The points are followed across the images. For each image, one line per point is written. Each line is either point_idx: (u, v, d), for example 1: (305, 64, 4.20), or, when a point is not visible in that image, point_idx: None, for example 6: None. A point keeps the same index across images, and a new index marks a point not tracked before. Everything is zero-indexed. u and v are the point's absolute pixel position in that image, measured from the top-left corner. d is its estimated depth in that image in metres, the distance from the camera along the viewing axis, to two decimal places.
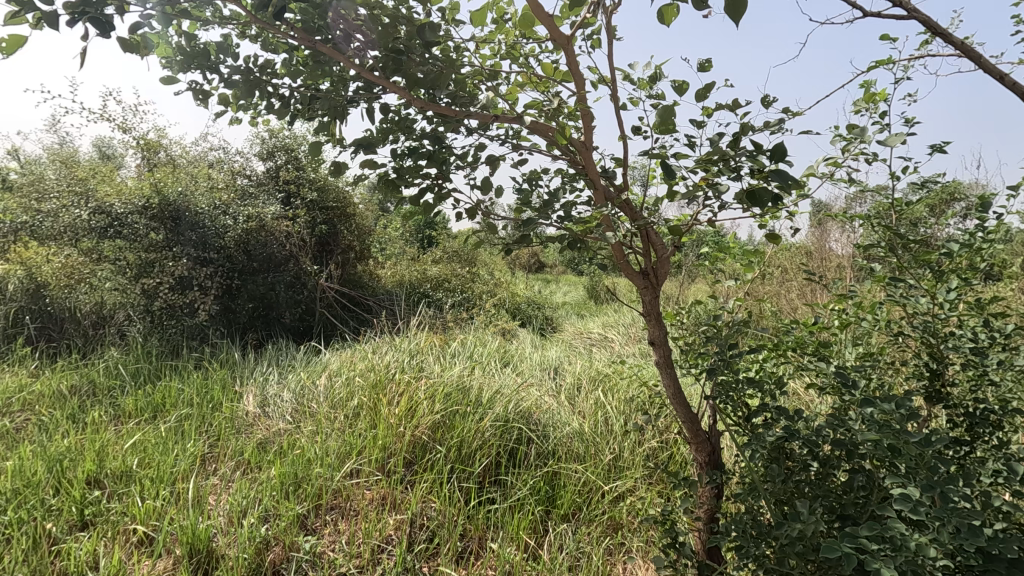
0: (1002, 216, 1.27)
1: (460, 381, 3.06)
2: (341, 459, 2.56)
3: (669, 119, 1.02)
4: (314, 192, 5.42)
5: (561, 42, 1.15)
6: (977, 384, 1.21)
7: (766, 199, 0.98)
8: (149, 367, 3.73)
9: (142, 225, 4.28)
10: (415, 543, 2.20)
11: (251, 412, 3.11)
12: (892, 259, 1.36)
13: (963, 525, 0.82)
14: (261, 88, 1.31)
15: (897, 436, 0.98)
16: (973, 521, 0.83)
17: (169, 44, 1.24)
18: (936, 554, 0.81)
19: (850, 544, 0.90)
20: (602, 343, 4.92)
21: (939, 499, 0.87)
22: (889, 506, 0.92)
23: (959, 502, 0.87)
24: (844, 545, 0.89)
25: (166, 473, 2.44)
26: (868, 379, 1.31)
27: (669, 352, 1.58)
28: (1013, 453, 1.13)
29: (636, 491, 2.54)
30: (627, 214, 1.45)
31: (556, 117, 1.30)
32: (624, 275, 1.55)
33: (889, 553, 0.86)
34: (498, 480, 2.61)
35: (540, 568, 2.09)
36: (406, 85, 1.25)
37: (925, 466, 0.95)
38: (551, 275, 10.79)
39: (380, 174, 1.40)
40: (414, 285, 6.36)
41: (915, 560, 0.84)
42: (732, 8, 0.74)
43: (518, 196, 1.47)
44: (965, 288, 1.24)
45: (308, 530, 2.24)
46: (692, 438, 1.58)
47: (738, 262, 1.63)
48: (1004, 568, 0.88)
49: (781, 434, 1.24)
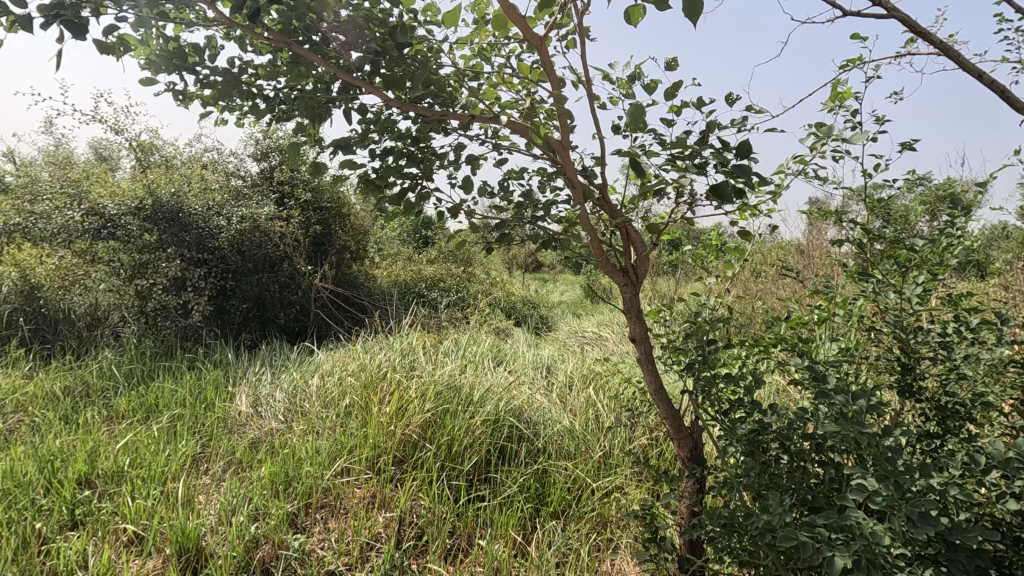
0: (972, 212, 1.29)
1: (450, 379, 3.08)
2: (332, 458, 2.58)
3: (638, 119, 1.04)
4: (308, 192, 5.45)
5: (535, 43, 1.16)
6: (948, 378, 1.23)
7: (732, 195, 1.01)
8: (142, 368, 3.74)
9: (135, 226, 4.29)
10: (404, 541, 2.22)
11: (244, 412, 3.12)
12: (865, 256, 1.38)
13: (915, 514, 0.86)
14: (241, 89, 1.32)
15: (859, 427, 1.01)
16: (925, 509, 0.87)
17: (150, 45, 1.25)
18: (889, 541, 0.85)
19: (808, 533, 0.95)
20: (597, 342, 4.93)
21: (895, 490, 0.91)
22: (850, 496, 0.96)
23: (917, 491, 0.89)
24: (801, 534, 0.95)
25: (158, 472, 2.46)
26: (842, 373, 1.33)
27: (649, 348, 1.60)
28: (981, 446, 1.15)
29: (626, 488, 2.56)
30: (606, 212, 1.46)
31: (533, 117, 1.31)
32: (604, 273, 1.56)
33: (846, 541, 0.90)
34: (488, 478, 2.63)
35: (528, 565, 2.10)
36: (383, 87, 1.26)
37: (882, 457, 0.98)
38: (549, 275, 10.77)
39: (361, 175, 1.41)
40: (409, 285, 6.37)
41: (873, 548, 0.87)
42: (689, 9, 0.76)
43: (499, 195, 1.48)
44: (934, 283, 1.26)
45: (297, 528, 2.25)
46: (675, 434, 1.59)
47: (719, 260, 1.65)
48: (961, 556, 0.90)
49: (754, 428, 1.26)
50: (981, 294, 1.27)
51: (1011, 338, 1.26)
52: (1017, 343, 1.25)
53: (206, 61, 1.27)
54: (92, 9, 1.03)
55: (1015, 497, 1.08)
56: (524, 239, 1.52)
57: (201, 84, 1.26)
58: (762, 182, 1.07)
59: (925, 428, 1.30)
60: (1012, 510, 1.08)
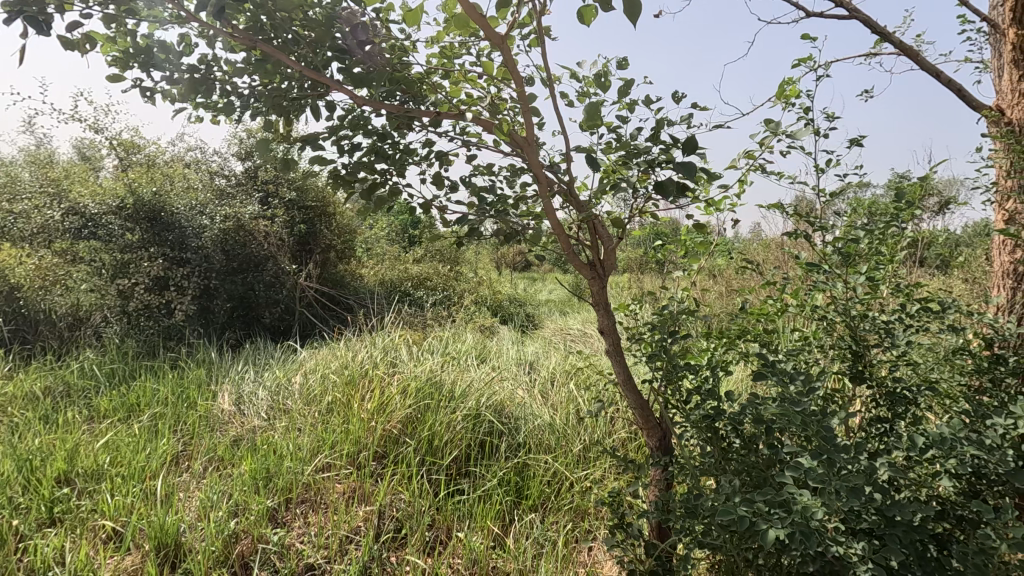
0: (917, 205, 1.35)
1: (431, 375, 3.09)
2: (313, 454, 2.60)
3: (594, 117, 1.08)
4: (292, 192, 5.46)
5: (497, 42, 1.18)
6: (896, 364, 1.30)
7: (677, 189, 1.07)
8: (124, 367, 3.72)
9: (117, 225, 4.28)
10: (384, 534, 2.24)
11: (226, 410, 3.12)
12: (820, 248, 1.44)
13: (843, 489, 0.95)
14: (210, 86, 1.33)
15: (799, 409, 1.07)
16: (853, 483, 0.95)
17: (115, 41, 1.26)
18: (819, 514, 0.94)
19: (746, 509, 1.04)
20: (581, 339, 4.96)
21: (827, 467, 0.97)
22: (787, 473, 1.04)
23: (846, 467, 0.97)
24: (740, 510, 1.04)
25: (137, 470, 2.47)
26: (797, 362, 1.39)
27: (618, 340, 1.63)
28: (924, 428, 1.21)
29: (605, 480, 2.59)
30: (573, 206, 1.49)
31: (498, 114, 1.34)
32: (572, 267, 1.59)
33: (783, 516, 0.98)
34: (468, 472, 2.65)
35: (505, 556, 2.13)
36: (351, 85, 1.29)
37: (822, 435, 1.04)
38: (539, 274, 10.73)
39: (332, 171, 1.44)
40: (395, 284, 6.38)
41: (807, 520, 0.95)
42: (629, 10, 0.80)
43: (470, 189, 1.51)
44: (879, 273, 1.32)
45: (278, 523, 2.27)
46: (643, 424, 1.62)
47: (685, 254, 1.71)
48: (898, 530, 0.97)
49: (713, 414, 1.31)
50: (927, 284, 1.34)
51: (954, 326, 1.32)
52: (959, 330, 1.32)
53: (178, 59, 1.25)
54: (55, 5, 1.05)
55: (953, 476, 1.14)
56: (493, 234, 1.55)
57: (168, 81, 1.25)
58: (712, 177, 1.12)
59: (877, 413, 1.36)
60: (950, 488, 1.14)
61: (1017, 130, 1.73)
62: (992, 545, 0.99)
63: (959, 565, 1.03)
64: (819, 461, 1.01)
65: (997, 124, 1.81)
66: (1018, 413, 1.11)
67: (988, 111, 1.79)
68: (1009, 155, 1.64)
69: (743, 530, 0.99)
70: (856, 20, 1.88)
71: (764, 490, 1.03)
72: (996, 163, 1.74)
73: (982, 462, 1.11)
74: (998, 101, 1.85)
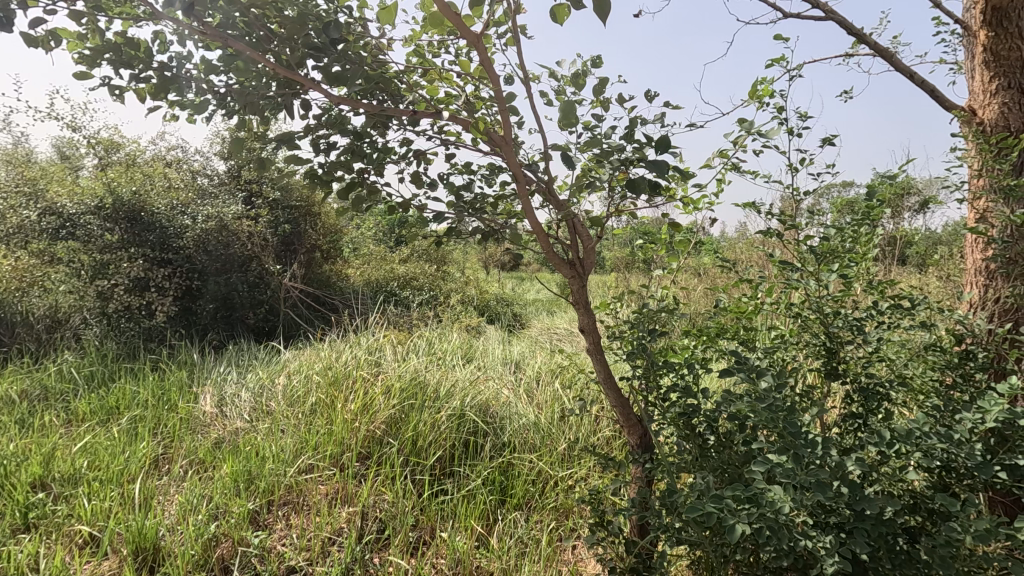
0: (888, 204, 1.38)
1: (415, 375, 3.07)
2: (296, 455, 2.58)
3: (569, 116, 1.08)
4: (276, 192, 5.43)
5: (472, 41, 1.16)
6: (868, 361, 1.33)
7: (648, 187, 1.08)
8: (103, 370, 3.66)
9: (96, 226, 4.21)
10: (366, 535, 2.22)
11: (208, 412, 3.08)
12: (794, 247, 1.46)
13: (812, 485, 0.97)
14: (182, 85, 1.29)
15: (766, 405, 1.10)
16: (821, 479, 0.97)
17: (83, 39, 1.23)
18: (787, 510, 0.96)
19: (714, 505, 1.07)
20: (567, 338, 4.97)
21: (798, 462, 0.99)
22: (758, 469, 1.06)
23: (815, 461, 1.00)
24: (709, 506, 1.07)
25: (116, 474, 2.43)
26: (773, 359, 1.41)
27: (598, 338, 1.62)
28: (893, 423, 1.25)
29: (589, 479, 2.59)
30: (552, 205, 1.48)
31: (474, 112, 1.33)
32: (552, 265, 1.58)
33: (753, 512, 1.01)
34: (452, 471, 2.64)
35: (489, 555, 2.13)
36: (325, 83, 1.27)
37: (791, 431, 1.06)
38: (527, 274, 10.70)
39: (308, 170, 1.42)
40: (381, 284, 6.34)
41: (774, 515, 0.98)
42: (599, 8, 0.80)
43: (448, 188, 1.50)
44: (851, 270, 1.35)
45: (259, 526, 2.25)
46: (624, 421, 1.61)
47: (665, 253, 1.73)
48: (866, 523, 0.99)
49: (688, 412, 1.35)
50: (899, 281, 1.36)
51: (925, 323, 1.35)
52: (929, 327, 1.34)
53: (148, 56, 1.22)
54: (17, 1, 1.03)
55: (922, 470, 1.16)
56: (471, 233, 1.55)
57: (137, 79, 1.21)
58: (685, 176, 1.13)
59: (850, 409, 1.39)
60: (920, 481, 1.16)
61: (987, 130, 1.76)
62: (958, 537, 1.00)
63: (928, 558, 1.04)
64: (786, 456, 1.04)
65: (968, 124, 1.84)
66: (986, 408, 1.13)
67: (960, 111, 1.83)
68: (979, 154, 1.67)
69: (713, 527, 1.02)
70: (832, 21, 1.90)
71: (733, 487, 1.06)
72: (967, 162, 1.77)
73: (951, 455, 1.13)
74: (970, 102, 1.88)
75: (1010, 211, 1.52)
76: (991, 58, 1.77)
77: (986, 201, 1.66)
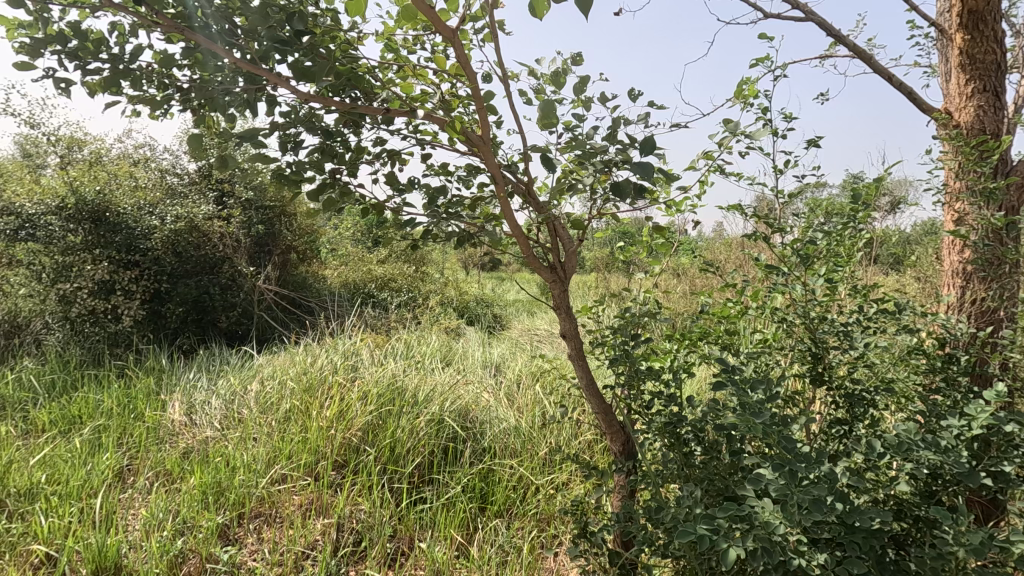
0: (872, 207, 1.37)
1: (393, 379, 2.99)
2: (269, 465, 2.48)
3: (549, 115, 1.03)
4: (249, 192, 5.28)
5: (447, 36, 1.10)
6: (853, 366, 1.31)
7: (631, 190, 1.04)
8: (65, 378, 3.51)
9: (57, 226, 4.00)
10: (342, 548, 2.15)
11: (177, 420, 2.95)
12: (779, 250, 1.45)
13: (805, 502, 0.94)
14: (135, 79, 1.19)
15: (757, 417, 1.07)
16: (814, 495, 0.95)
17: (27, 29, 1.14)
18: (780, 529, 0.94)
19: (706, 526, 1.03)
20: (548, 339, 4.92)
21: (790, 477, 0.99)
22: (749, 484, 1.03)
23: (806, 476, 0.98)
24: (700, 528, 1.02)
25: (76, 488, 2.31)
26: (757, 364, 1.39)
27: (580, 344, 1.58)
28: (879, 431, 1.24)
29: (570, 485, 2.55)
30: (533, 208, 1.43)
31: (450, 110, 1.27)
32: (532, 269, 1.53)
33: (746, 531, 0.98)
34: (432, 479, 2.57)
35: (468, 566, 2.07)
36: (293, 79, 1.20)
37: (780, 444, 1.04)
38: (508, 274, 10.65)
39: (275, 171, 1.35)
40: (359, 285, 6.23)
41: (767, 535, 0.96)
42: (579, 3, 0.76)
43: (425, 190, 1.44)
44: (836, 274, 1.34)
45: (229, 540, 2.17)
46: (606, 429, 1.57)
47: (648, 256, 1.70)
48: (856, 536, 0.98)
49: (672, 421, 1.33)
50: (883, 285, 1.35)
51: (909, 327, 1.34)
52: (913, 331, 1.33)
53: (98, 47, 1.13)
54: None
55: (909, 478, 1.14)
56: (448, 237, 1.49)
57: (86, 71, 1.12)
58: (669, 179, 1.10)
59: (836, 415, 1.38)
60: (908, 489, 1.14)
61: (964, 132, 1.76)
62: (949, 550, 0.99)
63: (917, 569, 1.03)
64: (779, 472, 1.01)
65: (945, 127, 1.85)
66: (972, 414, 1.11)
67: (938, 113, 1.83)
68: (957, 157, 1.67)
69: (704, 549, 0.98)
70: (812, 22, 1.88)
71: (724, 505, 1.03)
72: (945, 164, 1.78)
73: (938, 462, 1.11)
74: (947, 105, 1.88)
75: (989, 213, 1.51)
76: (967, 61, 1.77)
77: (964, 204, 1.66)
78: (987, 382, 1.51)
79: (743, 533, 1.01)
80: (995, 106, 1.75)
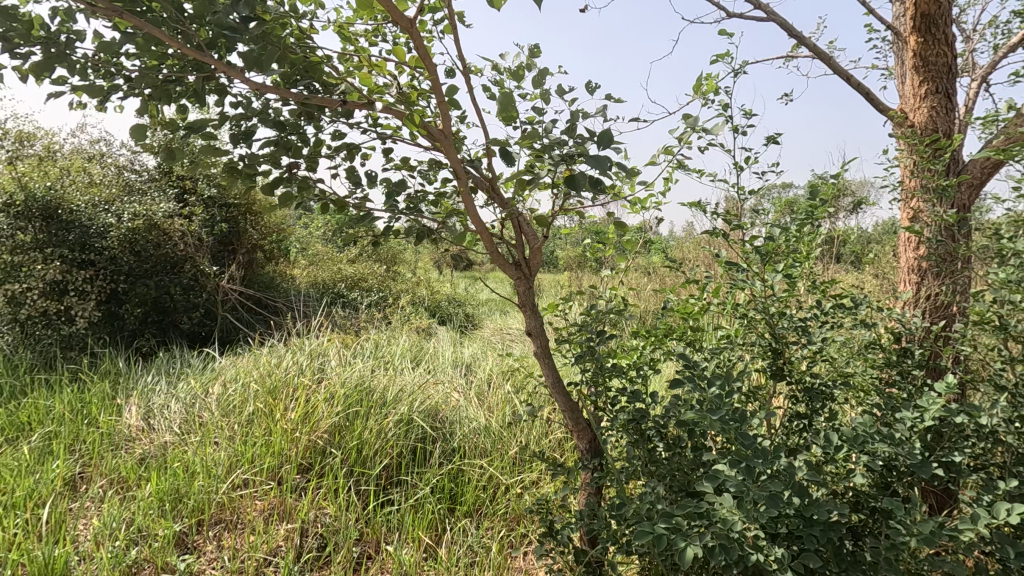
0: (830, 204, 1.39)
1: (361, 380, 2.93)
2: (230, 470, 2.40)
3: (508, 108, 1.01)
4: (211, 189, 5.13)
5: (405, 26, 1.06)
6: (812, 361, 1.33)
7: (588, 184, 1.03)
8: (13, 383, 3.33)
9: (4, 224, 3.81)
10: (305, 553, 2.08)
11: (134, 425, 2.84)
12: (739, 247, 1.46)
13: (763, 498, 0.94)
14: (75, 66, 1.12)
15: (716, 414, 1.07)
16: (771, 491, 0.95)
17: None
18: (738, 525, 0.94)
19: (666, 525, 1.02)
20: (520, 339, 4.90)
21: (747, 472, 0.99)
22: (709, 482, 1.03)
23: (763, 473, 0.99)
24: (660, 527, 1.02)
25: (22, 498, 2.20)
26: (720, 360, 1.40)
27: (546, 341, 1.56)
28: (836, 426, 1.26)
29: (539, 484, 2.53)
30: (497, 204, 1.40)
31: (409, 103, 1.24)
32: (497, 267, 1.51)
33: (705, 528, 0.98)
34: (399, 481, 2.52)
35: (436, 568, 2.03)
36: (244, 69, 1.15)
37: (738, 440, 1.05)
38: (481, 274, 10.60)
39: (228, 163, 1.29)
40: (328, 285, 6.11)
41: (725, 532, 0.96)
42: None
43: (385, 185, 1.40)
44: (795, 270, 1.35)
45: (187, 548, 2.09)
46: (573, 427, 1.55)
47: (614, 252, 1.69)
48: (814, 529, 0.99)
49: (635, 417, 1.33)
50: (841, 281, 1.37)
51: (865, 322, 1.36)
52: (869, 326, 1.36)
53: (29, 31, 1.05)
54: None
55: (864, 470, 1.16)
56: (409, 233, 1.46)
57: (18, 57, 1.04)
58: (628, 175, 1.09)
59: (796, 409, 1.39)
60: (864, 481, 1.16)
61: (918, 131, 1.81)
62: (902, 540, 1.00)
63: (872, 560, 1.05)
64: (738, 468, 1.02)
65: (900, 126, 1.89)
66: (924, 406, 1.13)
67: (893, 113, 1.88)
68: (912, 155, 1.72)
69: (664, 548, 0.98)
70: (773, 22, 1.91)
71: (683, 503, 1.04)
72: (900, 163, 1.82)
73: (893, 454, 1.12)
74: (902, 105, 1.93)
75: (941, 211, 1.55)
76: (920, 63, 1.81)
77: (919, 202, 1.70)
78: (939, 375, 1.59)
79: (702, 530, 1.01)
80: (947, 106, 1.80)
